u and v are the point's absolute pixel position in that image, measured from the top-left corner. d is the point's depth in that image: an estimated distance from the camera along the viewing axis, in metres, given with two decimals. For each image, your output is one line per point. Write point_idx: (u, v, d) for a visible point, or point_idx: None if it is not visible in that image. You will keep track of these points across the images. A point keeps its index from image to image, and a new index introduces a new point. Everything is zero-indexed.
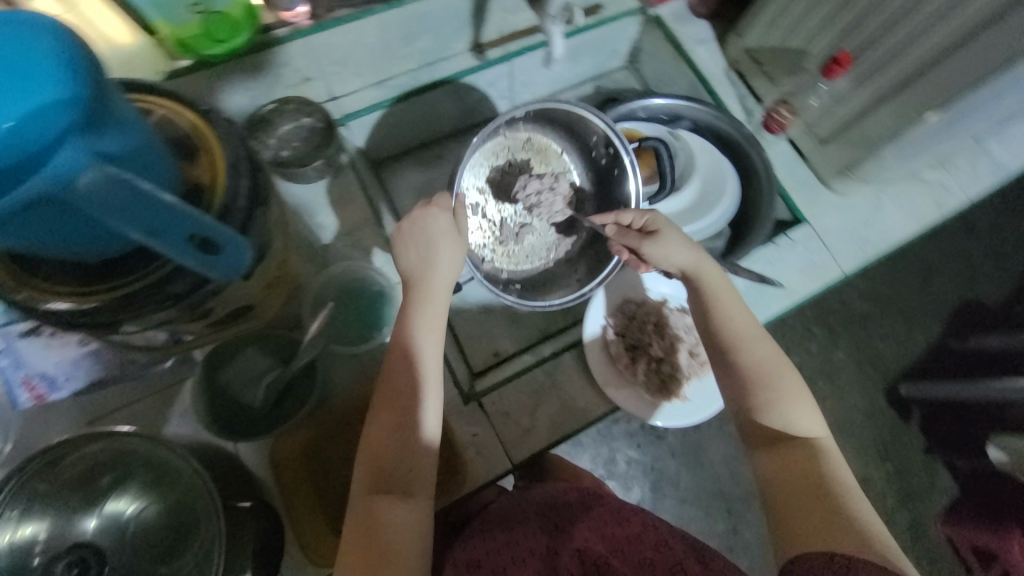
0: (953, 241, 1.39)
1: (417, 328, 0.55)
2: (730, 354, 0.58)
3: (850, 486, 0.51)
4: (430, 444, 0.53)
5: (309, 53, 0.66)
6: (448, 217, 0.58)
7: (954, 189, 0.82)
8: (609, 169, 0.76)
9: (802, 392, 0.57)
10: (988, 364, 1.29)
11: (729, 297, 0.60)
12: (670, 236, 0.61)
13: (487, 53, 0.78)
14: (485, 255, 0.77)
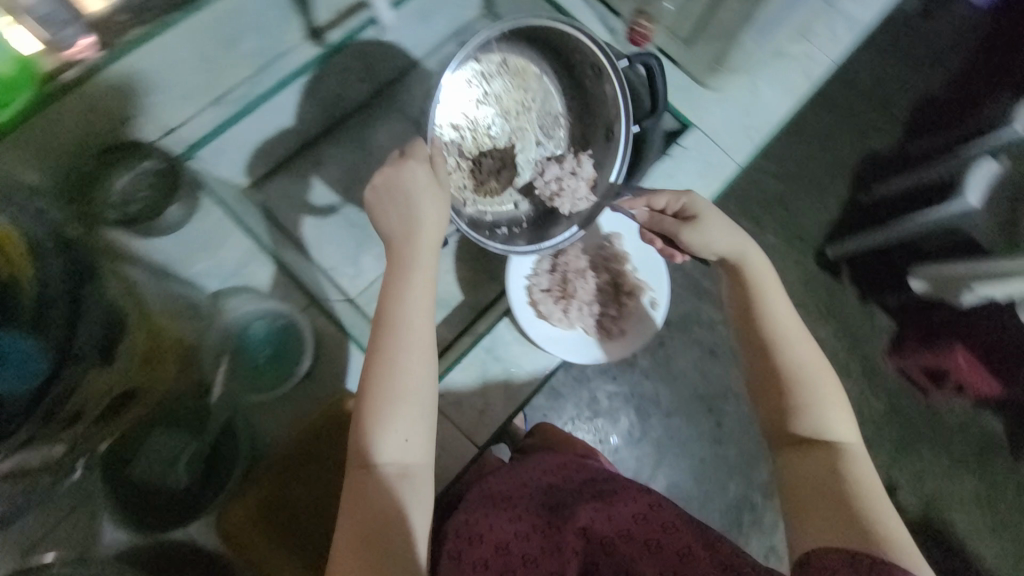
0: (843, 98, 1.44)
1: (402, 291, 0.53)
2: (773, 348, 0.57)
3: (874, 489, 0.50)
4: (427, 414, 0.52)
5: (116, 88, 0.57)
6: (427, 170, 0.56)
7: (817, 57, 0.86)
8: (594, 83, 0.70)
9: (843, 403, 0.56)
10: (895, 209, 1.39)
11: (777, 299, 0.60)
12: (714, 220, 0.60)
13: (326, 37, 0.66)
14: (466, 197, 0.71)
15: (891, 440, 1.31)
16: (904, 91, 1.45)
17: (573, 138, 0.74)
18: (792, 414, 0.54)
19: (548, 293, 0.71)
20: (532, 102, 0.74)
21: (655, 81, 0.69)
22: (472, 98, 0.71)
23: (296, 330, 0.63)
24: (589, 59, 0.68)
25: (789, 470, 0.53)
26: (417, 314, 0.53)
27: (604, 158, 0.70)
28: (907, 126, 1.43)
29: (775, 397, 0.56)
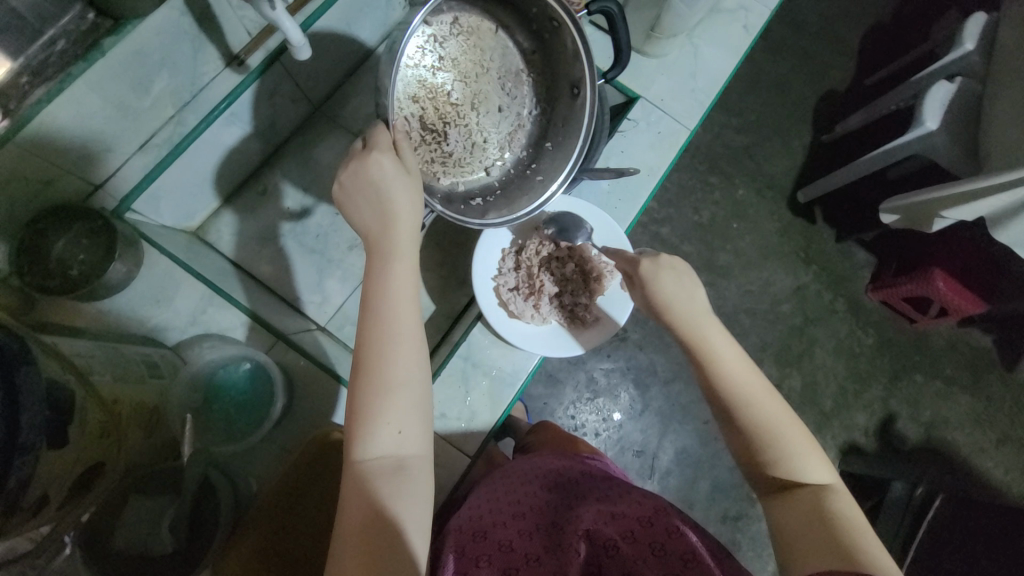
0: (792, 39, 1.43)
1: (385, 281, 0.51)
2: (727, 398, 0.53)
3: (861, 527, 0.45)
4: (423, 402, 0.50)
5: (32, 152, 0.54)
6: (394, 160, 0.52)
7: (755, 6, 0.85)
8: (553, 40, 0.67)
9: (814, 445, 0.51)
10: (858, 143, 1.39)
11: (727, 349, 0.56)
12: (661, 275, 0.60)
13: (247, 63, 0.65)
14: (435, 169, 0.69)
15: (885, 372, 1.33)
16: (851, 24, 1.45)
17: (540, 96, 0.72)
18: (763, 459, 0.51)
19: (516, 291, 0.70)
20: (490, 61, 0.70)
21: (618, 30, 0.63)
22: (427, 64, 0.67)
23: (266, 371, 0.61)
24: (545, 13, 0.63)
25: (773, 518, 0.48)
26: (405, 303, 0.51)
27: (572, 115, 0.68)
28: (858, 59, 1.43)
29: (744, 445, 0.52)
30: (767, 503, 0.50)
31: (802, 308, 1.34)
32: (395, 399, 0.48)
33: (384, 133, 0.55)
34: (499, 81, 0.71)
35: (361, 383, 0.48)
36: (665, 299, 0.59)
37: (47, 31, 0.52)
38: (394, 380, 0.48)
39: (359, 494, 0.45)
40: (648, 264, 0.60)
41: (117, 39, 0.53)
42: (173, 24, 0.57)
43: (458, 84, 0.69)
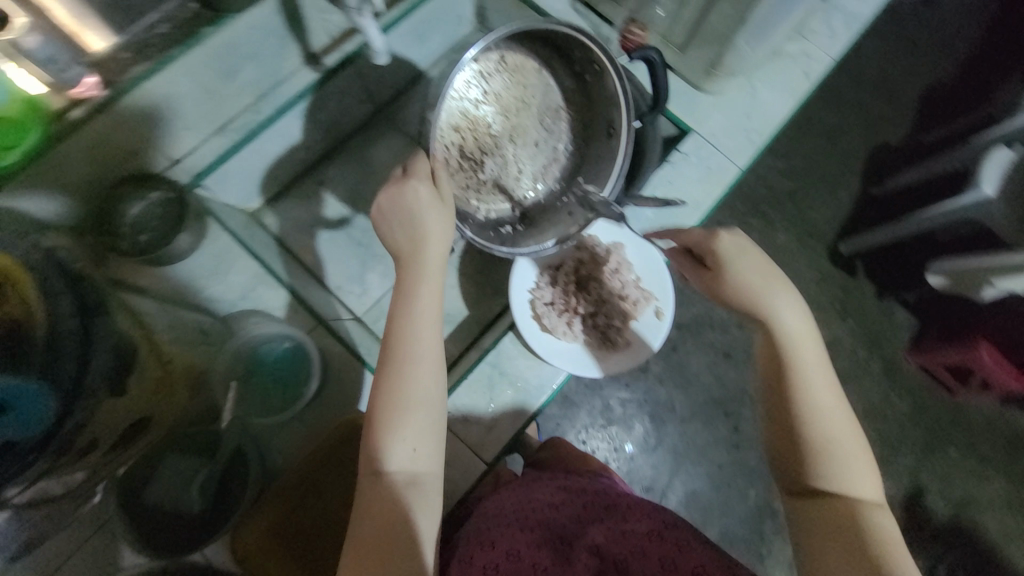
0: (849, 90, 1.42)
1: (413, 301, 0.53)
2: (793, 395, 0.52)
3: (897, 549, 0.45)
4: (436, 423, 0.51)
5: (127, 122, 0.59)
6: (429, 187, 0.55)
7: (817, 54, 0.86)
8: (594, 82, 0.69)
9: (869, 458, 0.51)
10: (909, 200, 1.36)
11: (806, 343, 0.55)
12: (742, 256, 0.57)
13: (325, 62, 0.68)
14: (470, 197, 0.71)
15: (917, 440, 1.27)
16: (912, 80, 1.43)
17: (577, 132, 0.74)
18: (809, 463, 0.50)
19: (552, 306, 0.71)
20: (532, 98, 0.72)
21: (658, 75, 0.69)
22: (471, 97, 0.69)
23: (306, 352, 0.60)
24: (590, 58, 0.66)
25: (804, 517, 0.49)
26: (426, 326, 0.53)
27: (607, 154, 0.69)
28: (916, 116, 1.41)
29: (791, 446, 0.51)
30: (799, 504, 0.50)
31: (833, 363, 1.30)
32: (410, 418, 0.49)
33: (424, 163, 0.58)
34: (538, 117, 0.73)
35: (379, 401, 0.49)
36: (744, 283, 0.57)
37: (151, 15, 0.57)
38: (411, 399, 0.49)
39: (375, 507, 0.47)
40: (730, 244, 0.58)
41: (215, 29, 0.58)
42: (266, 19, 0.61)
43: (499, 118, 0.71)
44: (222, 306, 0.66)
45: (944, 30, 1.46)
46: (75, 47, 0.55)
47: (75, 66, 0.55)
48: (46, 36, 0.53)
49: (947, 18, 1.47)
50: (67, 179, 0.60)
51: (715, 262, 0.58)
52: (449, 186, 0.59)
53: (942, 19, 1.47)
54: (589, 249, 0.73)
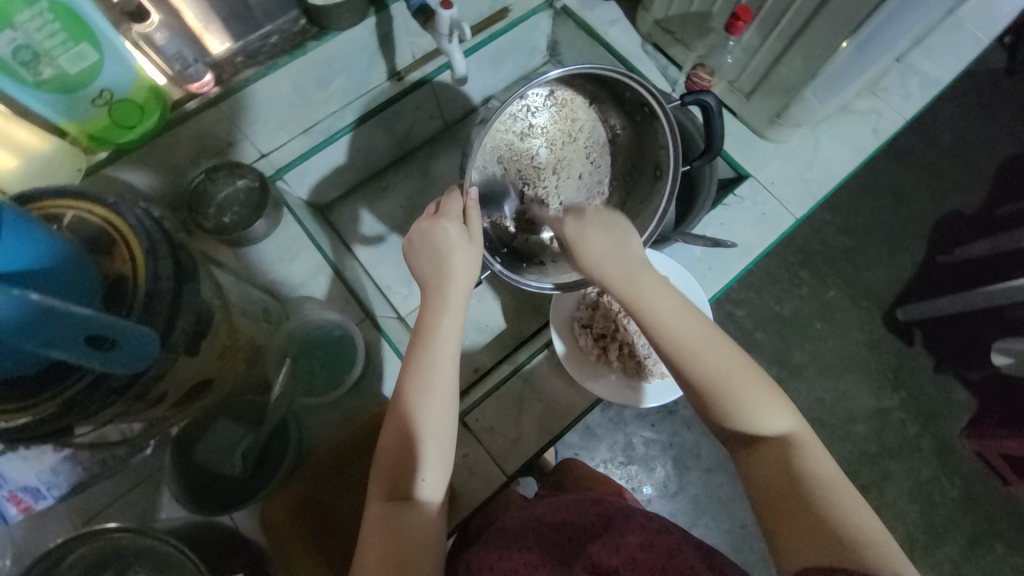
0: (920, 152, 1.38)
1: (434, 335, 0.54)
2: (678, 361, 0.52)
3: (830, 473, 0.47)
4: (447, 451, 0.52)
5: (230, 117, 0.65)
6: (460, 230, 0.56)
7: (887, 113, 0.85)
8: (646, 124, 0.71)
9: (768, 385, 0.52)
10: (979, 272, 1.28)
11: (655, 288, 0.55)
12: (587, 227, 0.58)
13: (405, 79, 0.77)
14: (509, 224, 0.75)
15: (966, 532, 1.16)
16: (990, 149, 1.37)
17: (623, 168, 0.76)
18: (728, 419, 0.51)
19: (587, 329, 0.72)
20: (579, 133, 0.76)
21: (713, 121, 0.67)
22: (518, 130, 0.74)
23: (351, 339, 0.66)
24: (640, 101, 0.68)
25: (748, 474, 0.50)
26: (444, 360, 0.53)
27: (651, 193, 0.71)
28: (992, 185, 1.34)
29: (706, 406, 0.52)
30: (739, 461, 0.51)
31: (878, 433, 1.22)
32: (423, 448, 0.51)
33: (456, 201, 0.59)
34: (583, 151, 0.77)
35: (392, 432, 0.51)
36: (590, 252, 0.57)
37: (265, 26, 0.65)
38: (425, 432, 0.51)
39: (386, 531, 0.49)
40: (571, 225, 0.58)
41: (318, 44, 0.64)
42: (364, 38, 0.68)
43: (544, 150, 0.76)
44: (285, 290, 0.71)
45: None
46: (199, 47, 0.62)
47: (197, 62, 0.61)
48: (172, 33, 0.58)
49: None
50: (167, 161, 0.66)
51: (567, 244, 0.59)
52: (481, 224, 0.58)
53: None
54: None
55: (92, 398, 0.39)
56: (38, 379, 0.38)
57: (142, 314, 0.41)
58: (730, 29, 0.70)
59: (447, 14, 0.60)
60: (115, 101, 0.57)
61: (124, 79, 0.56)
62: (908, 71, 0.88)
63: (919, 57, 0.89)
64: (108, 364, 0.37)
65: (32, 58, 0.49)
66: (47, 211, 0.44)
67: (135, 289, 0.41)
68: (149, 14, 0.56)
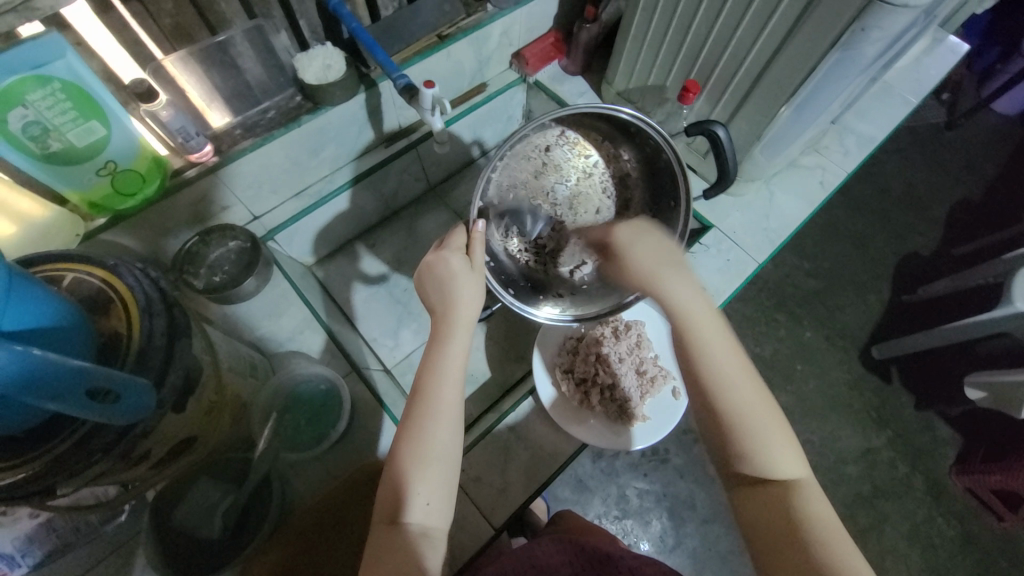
0: (872, 200, 1.49)
1: (443, 363, 0.55)
2: (710, 389, 0.51)
3: (836, 528, 0.45)
4: (451, 479, 0.52)
5: (224, 184, 0.70)
6: (463, 257, 0.59)
7: (831, 168, 0.94)
8: (655, 155, 0.67)
9: (786, 432, 0.51)
10: (942, 310, 1.35)
11: (700, 314, 0.54)
12: (638, 239, 0.59)
13: (393, 144, 0.85)
14: (525, 258, 0.73)
15: (967, 575, 1.14)
16: (936, 196, 1.49)
17: (639, 200, 0.73)
18: (735, 455, 0.50)
19: (570, 374, 0.74)
20: (595, 168, 0.74)
21: (724, 153, 0.71)
22: (533, 170, 0.72)
23: (338, 394, 0.67)
24: (646, 135, 0.65)
25: (744, 515, 0.49)
26: (450, 389, 0.54)
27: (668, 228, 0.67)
28: (943, 229, 1.44)
29: (718, 439, 0.51)
30: (739, 501, 0.50)
31: (869, 474, 1.22)
32: (428, 472, 0.50)
33: (463, 234, 0.62)
34: (601, 184, 0.75)
35: (400, 451, 0.51)
36: (643, 264, 0.57)
37: (263, 102, 0.71)
38: (429, 456, 0.51)
39: (380, 555, 0.47)
40: (625, 232, 0.60)
41: (312, 117, 0.71)
42: (355, 110, 0.75)
43: (562, 186, 0.75)
44: (272, 345, 0.73)
45: (966, 154, 1.55)
46: (201, 121, 0.68)
47: (198, 135, 0.65)
48: (177, 109, 0.61)
49: (968, 143, 1.56)
50: (162, 227, 0.70)
51: (617, 248, 0.60)
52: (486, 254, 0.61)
53: (963, 144, 1.56)
54: (611, 324, 0.77)
55: (78, 456, 0.39)
56: (30, 435, 0.39)
57: (135, 367, 0.42)
58: (681, 99, 0.76)
59: (430, 93, 0.67)
60: (119, 171, 0.61)
61: (129, 151, 0.61)
62: (845, 133, 0.99)
63: (853, 119, 1.00)
64: (105, 416, 0.37)
65: (42, 133, 0.53)
66: (50, 272, 0.46)
67: (130, 344, 0.43)
68: (159, 94, 0.58)
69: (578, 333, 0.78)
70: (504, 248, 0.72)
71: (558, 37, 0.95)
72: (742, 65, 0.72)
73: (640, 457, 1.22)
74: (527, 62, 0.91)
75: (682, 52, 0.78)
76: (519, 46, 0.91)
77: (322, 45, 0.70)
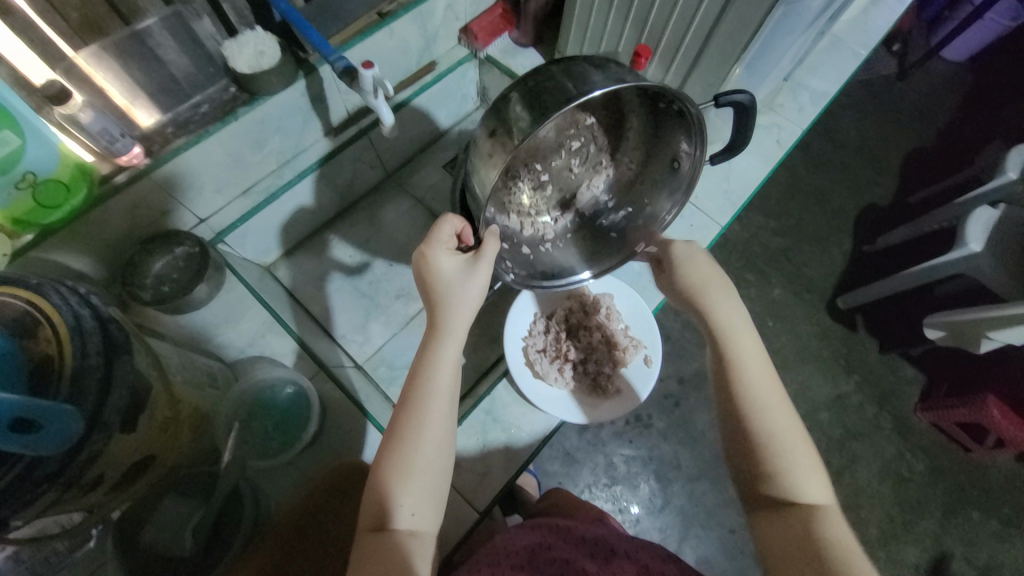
0: (830, 155, 1.52)
1: (435, 369, 0.54)
2: (744, 407, 0.53)
3: (859, 550, 0.44)
4: (437, 488, 0.51)
5: (161, 187, 0.66)
6: (453, 256, 0.58)
7: (786, 125, 0.95)
8: (668, 114, 0.58)
9: (815, 462, 0.51)
10: (901, 257, 1.39)
11: (743, 334, 0.59)
12: (694, 260, 0.65)
13: (341, 134, 0.82)
14: (518, 217, 0.67)
15: (937, 503, 1.21)
16: (891, 146, 1.52)
17: (641, 147, 0.67)
18: (762, 475, 0.51)
19: (543, 353, 0.74)
20: (591, 123, 0.66)
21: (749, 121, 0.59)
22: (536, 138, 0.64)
23: (307, 398, 0.66)
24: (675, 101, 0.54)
25: (763, 536, 0.49)
26: (439, 399, 0.52)
27: (663, 184, 0.66)
28: (900, 179, 1.48)
29: (749, 458, 0.52)
30: (759, 525, 0.50)
31: (839, 418, 1.28)
32: (413, 485, 0.49)
33: (451, 224, 0.60)
34: (591, 125, 0.66)
35: (384, 460, 0.50)
36: (696, 282, 0.63)
37: (194, 96, 0.66)
38: (415, 466, 0.49)
39: (364, 561, 0.46)
40: (684, 249, 0.65)
41: (249, 109, 0.67)
42: (296, 99, 0.71)
43: (556, 137, 0.66)
44: (231, 353, 0.70)
45: (918, 103, 1.58)
46: (127, 121, 0.63)
47: (124, 136, 0.60)
48: (97, 110, 0.56)
49: (919, 92, 1.60)
50: (98, 238, 0.66)
51: (673, 261, 0.65)
52: (489, 247, 0.57)
53: (915, 92, 1.60)
54: (581, 299, 0.78)
55: (22, 487, 0.37)
56: None
57: (72, 393, 0.40)
58: (634, 66, 0.72)
59: (370, 74, 0.63)
60: (39, 182, 0.56)
61: (49, 162, 0.56)
62: (798, 88, 0.99)
63: (806, 75, 1.01)
64: (27, 447, 0.35)
65: None
66: None
67: (64, 368, 0.41)
68: (72, 96, 0.54)
69: (546, 312, 0.78)
70: (497, 214, 0.64)
71: (505, 7, 0.92)
72: (690, 26, 0.70)
73: (624, 425, 1.25)
74: (476, 36, 0.87)
75: (632, 14, 0.76)
76: (465, 20, 0.87)
77: (252, 29, 0.66)
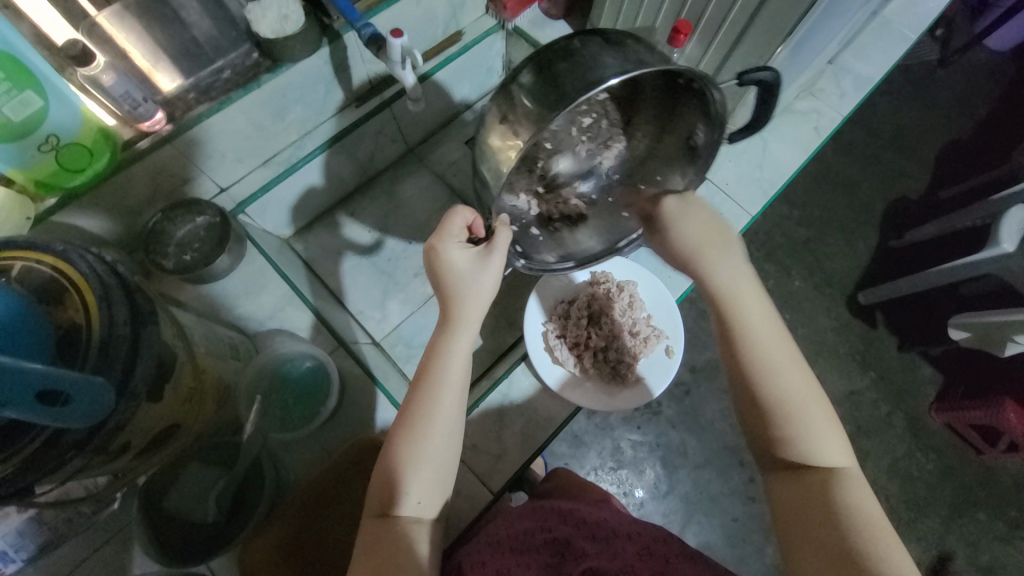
0: (862, 144, 1.46)
1: (446, 360, 0.53)
2: (756, 372, 0.51)
3: (875, 516, 0.44)
4: (443, 478, 0.51)
5: (184, 154, 0.65)
6: (464, 247, 0.57)
7: (826, 111, 0.91)
8: (685, 93, 0.57)
9: (830, 419, 0.50)
10: (929, 253, 1.35)
11: (746, 295, 0.55)
12: (685, 216, 0.60)
13: (365, 104, 0.79)
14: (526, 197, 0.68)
15: (944, 503, 1.20)
16: (928, 137, 1.46)
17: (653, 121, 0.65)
18: (775, 441, 0.49)
19: (563, 340, 0.74)
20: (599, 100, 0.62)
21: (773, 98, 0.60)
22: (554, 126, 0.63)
23: (325, 371, 0.65)
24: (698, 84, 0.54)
25: (777, 501, 0.48)
26: (449, 390, 0.52)
27: (675, 162, 0.65)
28: (934, 172, 1.42)
29: (761, 424, 0.50)
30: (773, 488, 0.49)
31: (851, 414, 1.26)
32: (418, 475, 0.49)
33: (461, 216, 0.59)
34: (602, 101, 0.63)
35: (392, 449, 0.50)
36: (689, 243, 0.59)
37: (217, 60, 0.64)
38: (422, 455, 0.49)
39: (371, 546, 0.47)
40: (674, 205, 0.61)
41: (272, 76, 0.65)
42: (319, 67, 0.69)
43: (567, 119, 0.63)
44: (251, 325, 0.70)
45: (960, 92, 1.50)
46: (149, 85, 0.61)
47: (146, 101, 0.59)
48: (119, 73, 0.55)
49: (961, 80, 1.52)
50: (121, 204, 0.66)
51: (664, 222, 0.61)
52: (501, 237, 0.57)
53: (957, 81, 1.52)
54: (604, 285, 0.76)
55: (52, 455, 0.38)
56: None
57: (99, 362, 0.40)
58: (671, 43, 0.68)
59: (399, 44, 0.62)
60: (62, 145, 0.55)
61: (72, 122, 0.54)
62: (841, 72, 0.94)
63: (850, 58, 0.95)
64: (59, 419, 0.35)
65: None
66: None
67: (90, 337, 0.41)
68: (95, 56, 0.52)
69: (568, 297, 0.77)
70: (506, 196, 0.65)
71: None
72: (736, 2, 0.66)
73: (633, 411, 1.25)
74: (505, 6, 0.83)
75: None
76: None
77: None
